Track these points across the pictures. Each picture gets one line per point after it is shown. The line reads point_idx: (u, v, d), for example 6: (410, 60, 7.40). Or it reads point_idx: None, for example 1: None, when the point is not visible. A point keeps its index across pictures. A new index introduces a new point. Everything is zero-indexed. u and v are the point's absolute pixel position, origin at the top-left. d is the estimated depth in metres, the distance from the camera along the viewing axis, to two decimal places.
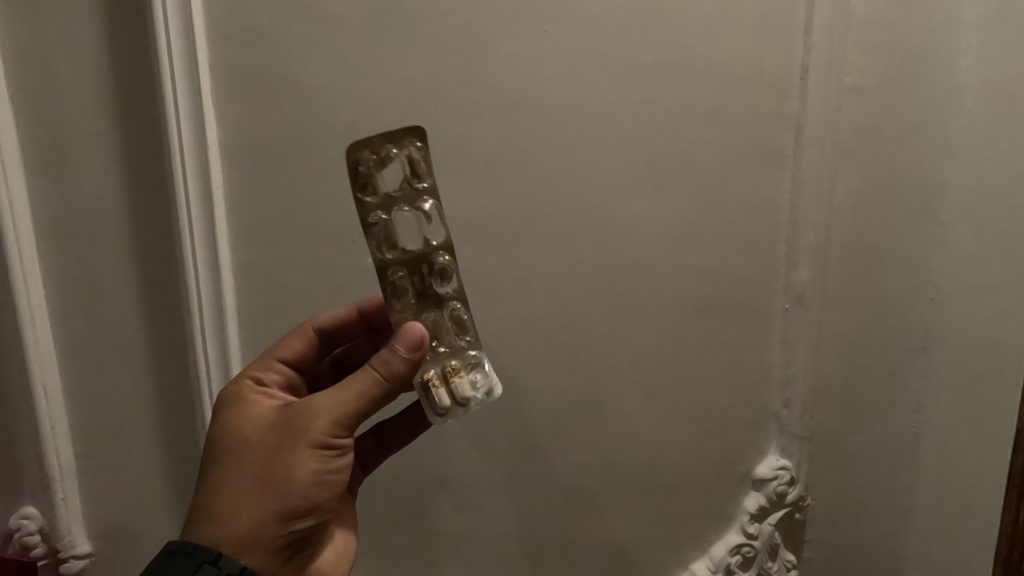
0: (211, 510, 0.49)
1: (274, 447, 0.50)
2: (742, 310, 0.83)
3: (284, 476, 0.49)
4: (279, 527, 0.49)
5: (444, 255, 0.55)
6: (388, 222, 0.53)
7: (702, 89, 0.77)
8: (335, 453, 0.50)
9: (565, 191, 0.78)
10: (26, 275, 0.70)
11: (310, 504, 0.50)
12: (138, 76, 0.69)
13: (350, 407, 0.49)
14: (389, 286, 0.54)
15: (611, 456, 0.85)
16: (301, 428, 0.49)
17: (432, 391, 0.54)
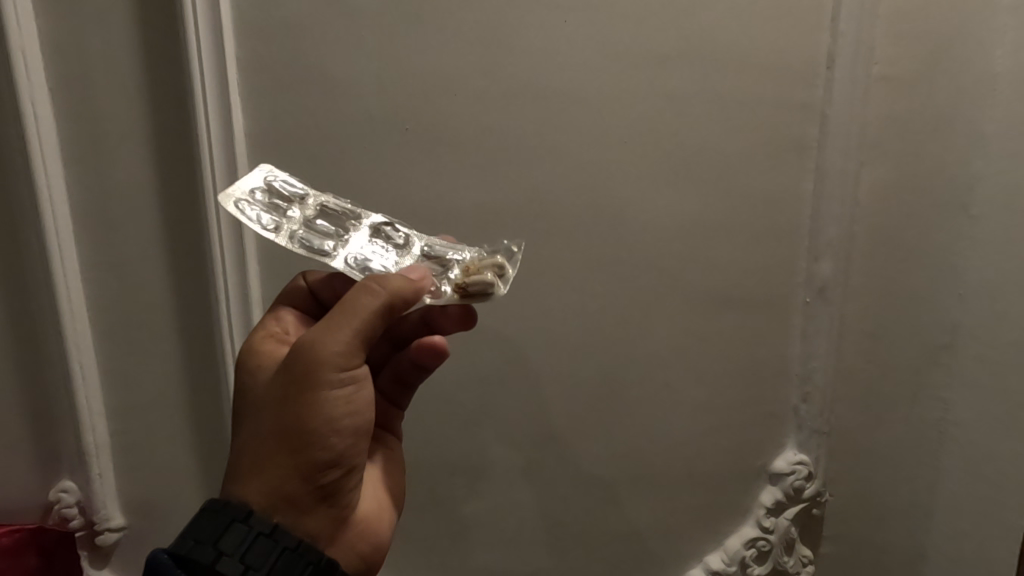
0: (241, 469, 0.50)
1: (284, 396, 0.49)
2: (761, 303, 0.82)
3: (301, 424, 0.49)
4: (306, 479, 0.49)
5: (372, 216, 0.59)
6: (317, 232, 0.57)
7: (724, 79, 0.76)
8: (348, 390, 0.50)
9: (583, 182, 0.78)
10: (64, 260, 0.73)
11: (334, 450, 0.50)
12: (168, 68, 0.71)
13: (354, 338, 0.49)
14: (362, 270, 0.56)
15: (626, 446, 0.86)
16: (309, 375, 0.49)
17: (469, 287, 0.54)
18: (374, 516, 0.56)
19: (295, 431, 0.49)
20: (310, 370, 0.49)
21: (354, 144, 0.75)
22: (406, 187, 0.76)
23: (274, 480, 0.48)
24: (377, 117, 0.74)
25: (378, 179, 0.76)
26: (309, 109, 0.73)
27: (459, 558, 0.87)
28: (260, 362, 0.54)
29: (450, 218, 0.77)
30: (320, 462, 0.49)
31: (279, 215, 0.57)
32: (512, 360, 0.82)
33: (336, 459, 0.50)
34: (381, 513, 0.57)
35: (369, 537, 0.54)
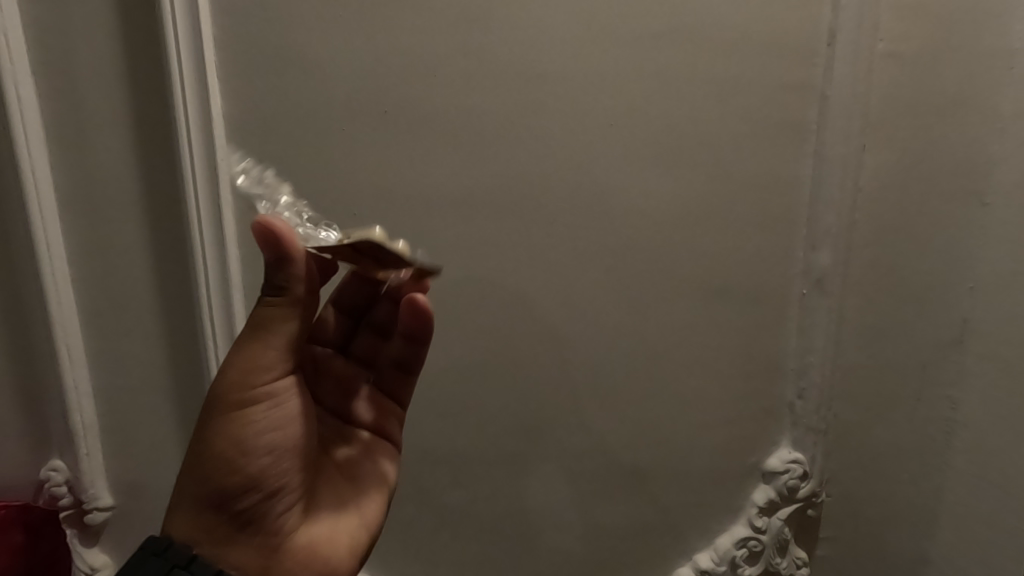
0: (173, 501, 0.53)
1: (205, 425, 0.53)
2: (755, 294, 0.79)
3: (217, 448, 0.52)
4: (223, 501, 0.52)
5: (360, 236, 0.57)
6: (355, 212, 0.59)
7: (718, 57, 0.73)
8: (265, 405, 0.53)
9: (567, 165, 0.75)
10: (49, 243, 0.74)
11: (252, 468, 0.52)
12: (147, 50, 0.71)
13: (259, 352, 0.51)
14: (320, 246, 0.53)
15: (613, 439, 0.83)
16: (225, 394, 0.52)
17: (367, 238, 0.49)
18: (322, 542, 0.55)
19: (213, 452, 0.52)
20: (224, 394, 0.52)
21: (331, 126, 0.73)
22: (385, 170, 0.74)
23: (196, 502, 0.52)
24: (355, 99, 0.73)
25: (357, 162, 0.74)
26: (287, 91, 0.72)
27: (441, 549, 0.86)
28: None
29: (431, 201, 0.76)
30: (236, 483, 0.52)
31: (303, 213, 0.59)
32: (494, 348, 0.80)
33: (255, 478, 0.52)
34: (335, 537, 0.55)
35: (312, 563, 0.53)
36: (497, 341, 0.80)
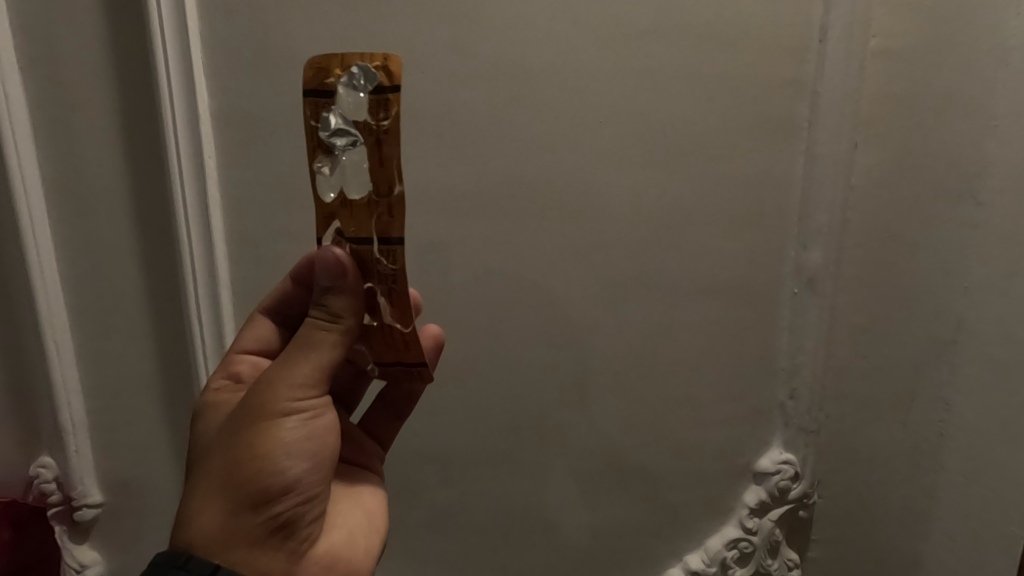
0: (189, 512, 0.49)
1: (237, 432, 0.50)
2: (746, 293, 0.78)
3: (252, 456, 0.49)
4: (256, 511, 0.49)
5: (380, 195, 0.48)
6: (349, 87, 0.47)
7: (708, 55, 0.72)
8: (305, 415, 0.51)
9: (554, 162, 0.75)
10: (37, 239, 0.74)
11: (288, 479, 0.50)
12: (135, 48, 0.71)
13: (306, 364, 0.50)
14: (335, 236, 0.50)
15: (603, 438, 0.83)
16: (266, 402, 0.50)
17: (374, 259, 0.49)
18: (346, 548, 0.55)
19: (243, 462, 0.49)
20: (263, 401, 0.50)
21: None
22: None
23: (220, 514, 0.48)
24: None
25: None
26: (274, 87, 0.72)
27: (430, 548, 0.86)
28: (218, 407, 0.56)
29: (418, 199, 0.75)
30: (269, 493, 0.49)
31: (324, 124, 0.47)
32: (483, 347, 0.80)
33: (291, 488, 0.50)
34: (356, 542, 0.57)
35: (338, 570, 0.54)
36: (486, 340, 0.80)
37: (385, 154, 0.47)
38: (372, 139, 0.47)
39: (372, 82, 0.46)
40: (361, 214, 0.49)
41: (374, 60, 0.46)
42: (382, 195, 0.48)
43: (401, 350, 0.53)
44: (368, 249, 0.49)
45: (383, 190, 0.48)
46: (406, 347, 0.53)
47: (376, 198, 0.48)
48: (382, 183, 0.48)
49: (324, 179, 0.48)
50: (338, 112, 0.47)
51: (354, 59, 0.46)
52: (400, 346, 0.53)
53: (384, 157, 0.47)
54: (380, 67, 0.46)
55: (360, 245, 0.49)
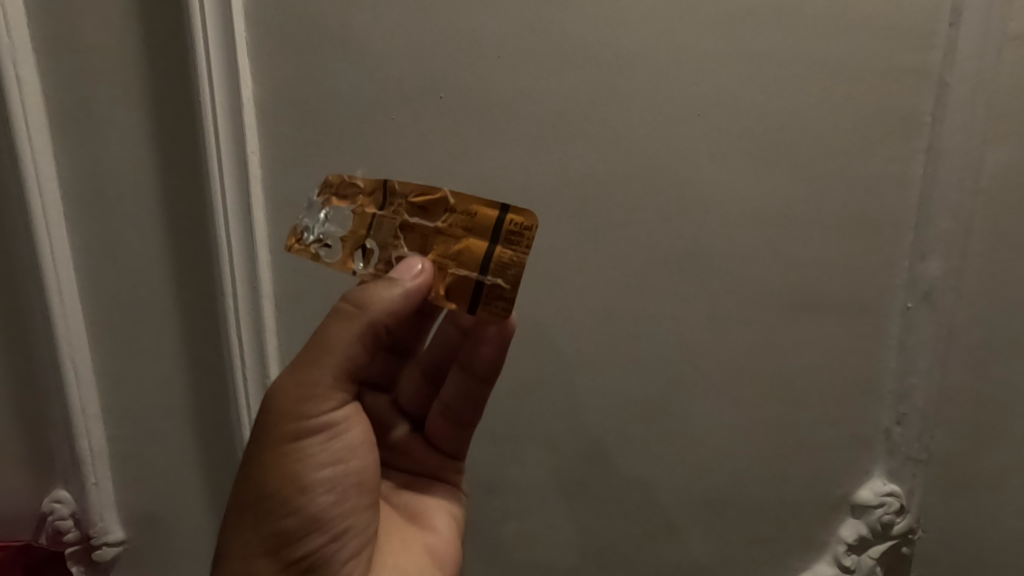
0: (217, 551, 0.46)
1: (250, 462, 0.46)
2: (852, 308, 0.70)
3: (264, 491, 0.45)
4: (276, 550, 0.45)
5: (371, 191, 0.46)
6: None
7: (822, 39, 0.63)
8: (321, 437, 0.46)
9: (645, 159, 0.66)
10: (53, 246, 0.65)
11: (305, 513, 0.45)
12: (165, 23, 0.61)
13: (316, 375, 0.45)
14: (366, 258, 0.46)
15: (686, 468, 0.75)
16: (273, 426, 0.45)
17: (389, 204, 0.46)
18: None
19: (253, 503, 0.45)
20: (272, 425, 0.45)
21: (378, 114, 0.64)
22: (438, 165, 0.65)
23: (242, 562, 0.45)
24: (408, 84, 0.63)
25: (409, 157, 0.65)
26: (331, 74, 0.63)
27: None
28: None
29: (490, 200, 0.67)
30: (286, 529, 0.45)
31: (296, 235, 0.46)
32: (556, 366, 0.72)
33: (312, 528, 0.45)
34: None
35: None
36: (560, 358, 0.71)
37: (344, 188, 0.47)
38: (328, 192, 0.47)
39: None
40: (360, 223, 0.46)
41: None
42: (355, 194, 0.47)
43: (465, 259, 0.44)
44: (377, 216, 0.46)
45: (359, 191, 0.47)
46: (468, 242, 0.44)
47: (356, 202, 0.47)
48: (350, 189, 0.47)
49: (333, 255, 0.46)
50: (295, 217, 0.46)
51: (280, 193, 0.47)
52: (464, 254, 0.44)
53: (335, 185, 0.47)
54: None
55: (372, 217, 0.46)
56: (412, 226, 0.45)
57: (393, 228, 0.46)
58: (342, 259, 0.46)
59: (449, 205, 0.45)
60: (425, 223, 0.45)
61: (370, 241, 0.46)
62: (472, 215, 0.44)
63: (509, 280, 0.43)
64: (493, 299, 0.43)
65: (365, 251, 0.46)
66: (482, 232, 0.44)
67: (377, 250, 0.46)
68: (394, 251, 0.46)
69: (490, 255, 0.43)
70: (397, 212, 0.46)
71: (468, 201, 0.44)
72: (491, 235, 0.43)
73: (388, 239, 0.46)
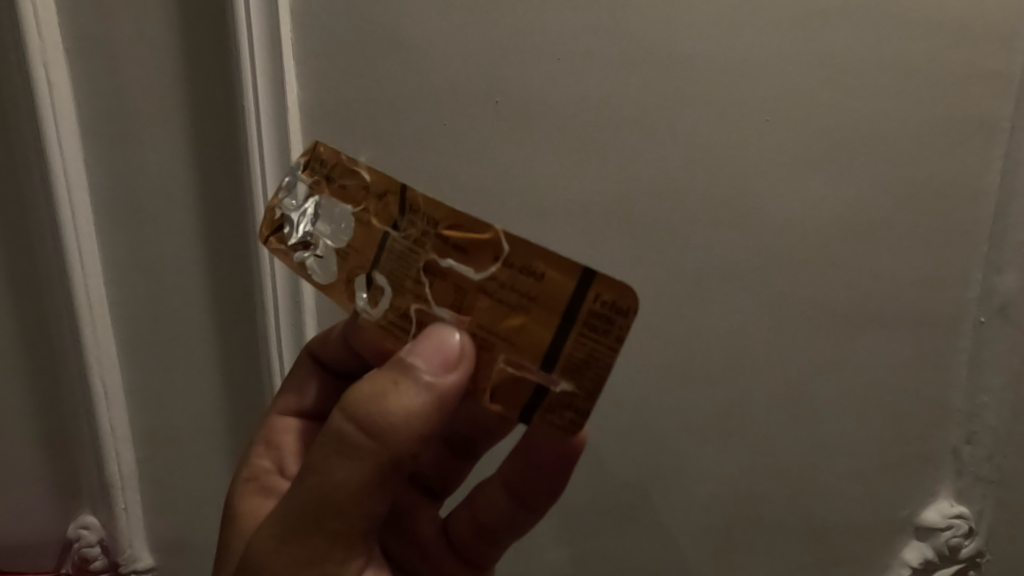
0: None
1: None
2: (922, 323, 0.67)
3: None
4: None
5: (381, 199, 0.38)
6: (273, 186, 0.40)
7: (900, 41, 0.60)
8: None
9: (712, 167, 0.63)
10: (83, 260, 0.61)
11: None
12: (205, 23, 0.57)
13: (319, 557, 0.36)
14: (369, 288, 0.38)
15: (745, 489, 0.72)
16: None
17: (414, 241, 0.37)
18: None
19: None
20: None
21: (431, 121, 0.61)
22: (493, 173, 0.62)
23: None
24: (462, 88, 0.60)
25: (463, 165, 0.62)
26: (383, 78, 0.59)
27: None
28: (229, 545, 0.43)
29: (547, 210, 0.63)
30: None
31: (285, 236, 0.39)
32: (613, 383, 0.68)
33: None
34: None
35: None
36: (616, 376, 0.68)
37: (346, 180, 0.38)
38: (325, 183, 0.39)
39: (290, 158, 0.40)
40: (367, 247, 0.38)
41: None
42: (360, 194, 0.38)
43: (523, 344, 0.35)
44: (393, 240, 0.37)
45: (367, 191, 0.38)
46: (528, 318, 0.35)
47: (361, 205, 0.38)
48: (354, 186, 0.38)
49: (321, 272, 0.39)
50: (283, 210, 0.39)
51: None
52: (520, 335, 0.35)
53: (335, 174, 0.39)
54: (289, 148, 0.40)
55: (387, 247, 0.37)
56: (445, 270, 0.36)
57: (417, 267, 0.37)
58: (340, 286, 0.39)
59: (503, 257, 0.35)
60: (467, 272, 0.36)
61: (381, 275, 0.38)
62: (538, 277, 0.34)
63: (586, 386, 0.34)
64: (559, 407, 0.35)
65: (371, 285, 0.38)
66: (547, 307, 0.34)
67: (389, 287, 0.38)
68: (415, 302, 0.37)
69: (560, 345, 0.34)
70: (416, 240, 0.37)
71: (532, 253, 0.34)
72: (560, 314, 0.34)
73: (407, 280, 0.37)
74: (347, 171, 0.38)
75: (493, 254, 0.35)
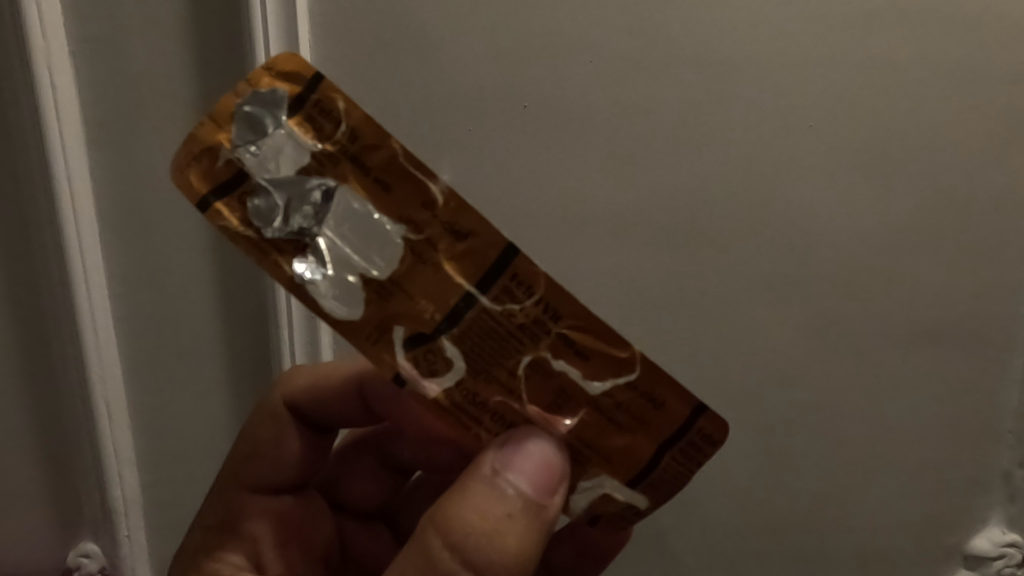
0: None
1: None
2: (973, 340, 0.64)
3: None
4: None
5: (455, 240, 0.33)
6: (248, 137, 0.32)
7: (952, 43, 0.57)
8: None
9: (752, 176, 0.59)
10: (88, 274, 0.58)
11: None
12: (219, 25, 0.54)
13: None
14: (425, 352, 0.35)
15: (783, 516, 0.68)
16: None
17: (519, 325, 0.34)
18: None
19: None
20: None
21: (456, 128, 0.57)
22: (521, 183, 0.59)
23: None
24: (487, 92, 0.57)
25: (489, 175, 0.59)
26: (406, 83, 0.56)
27: None
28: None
29: (578, 222, 0.60)
30: None
31: (258, 212, 0.33)
32: None
33: None
34: None
35: None
36: None
37: (390, 180, 0.33)
38: (355, 170, 0.33)
39: (284, 103, 0.32)
40: (434, 299, 0.34)
41: (259, 82, 0.32)
42: (426, 220, 0.33)
43: (622, 463, 0.36)
44: (482, 309, 0.34)
45: (437, 222, 0.33)
46: (635, 439, 0.36)
47: (424, 235, 0.33)
48: (421, 210, 0.33)
49: (325, 291, 0.33)
50: (260, 178, 0.33)
51: (234, 106, 0.32)
52: (620, 455, 0.36)
53: (381, 174, 0.33)
54: (276, 81, 0.32)
55: (469, 313, 0.34)
56: (557, 375, 0.35)
57: (519, 357, 0.35)
58: (369, 324, 0.34)
59: (632, 381, 0.35)
60: (581, 382, 0.35)
61: (449, 342, 0.35)
62: (658, 405, 0.35)
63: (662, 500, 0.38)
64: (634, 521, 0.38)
65: (432, 350, 0.35)
66: (651, 435, 0.36)
67: (462, 362, 0.35)
68: (502, 395, 0.36)
69: (655, 469, 0.36)
70: (518, 322, 0.34)
71: (659, 381, 0.35)
72: (661, 443, 0.36)
73: (500, 369, 0.35)
74: (409, 181, 0.33)
75: (620, 375, 0.35)
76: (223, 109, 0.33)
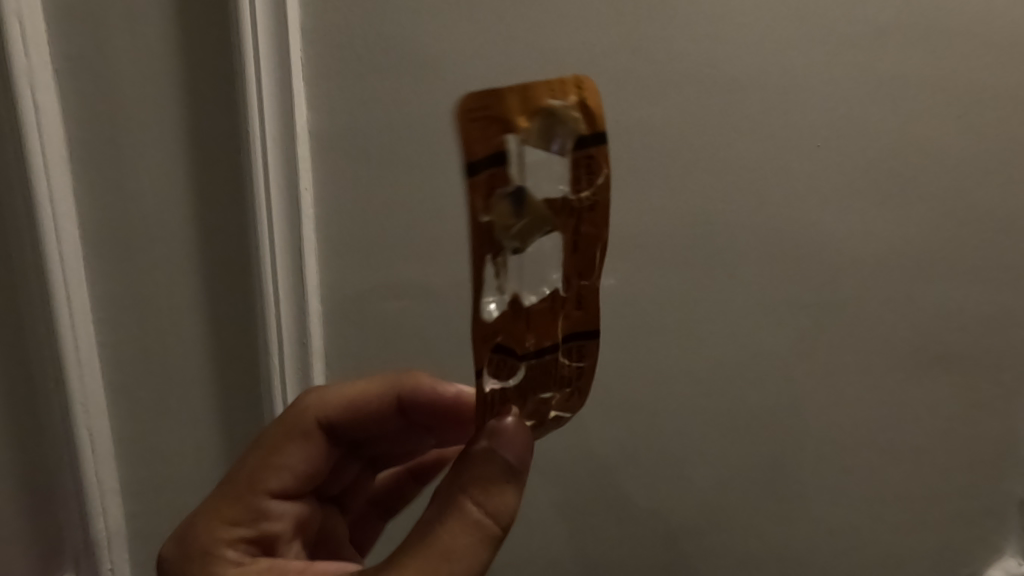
0: None
1: None
2: (985, 367, 0.62)
3: None
4: None
5: (577, 308, 0.34)
6: (539, 138, 0.30)
7: (961, 64, 0.56)
8: None
9: (757, 200, 0.58)
10: (71, 300, 0.56)
11: None
12: (208, 46, 0.52)
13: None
14: (500, 360, 0.33)
15: (791, 547, 0.66)
16: None
17: (563, 379, 0.35)
18: None
19: None
20: None
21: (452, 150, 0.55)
22: None
23: None
24: None
25: None
26: (401, 103, 0.54)
27: None
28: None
29: None
30: None
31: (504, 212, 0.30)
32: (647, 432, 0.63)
33: None
34: None
35: None
36: (649, 424, 0.63)
37: (582, 251, 0.33)
38: (569, 223, 0.32)
39: (579, 135, 0.31)
40: (537, 335, 0.33)
41: (570, 95, 0.31)
42: (574, 286, 0.33)
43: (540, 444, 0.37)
44: (557, 362, 0.34)
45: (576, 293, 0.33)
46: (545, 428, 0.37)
47: (566, 296, 0.33)
48: (577, 279, 0.33)
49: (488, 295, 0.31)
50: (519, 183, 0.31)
51: (544, 100, 0.30)
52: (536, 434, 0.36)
53: (583, 243, 0.33)
54: (582, 107, 0.31)
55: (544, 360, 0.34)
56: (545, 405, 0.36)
57: (543, 392, 0.35)
58: (484, 327, 0.32)
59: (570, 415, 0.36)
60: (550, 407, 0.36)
61: (524, 368, 0.34)
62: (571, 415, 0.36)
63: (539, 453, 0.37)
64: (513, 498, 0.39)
65: (506, 361, 0.33)
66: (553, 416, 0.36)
67: (518, 382, 0.34)
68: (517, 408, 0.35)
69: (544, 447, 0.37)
70: (569, 381, 0.35)
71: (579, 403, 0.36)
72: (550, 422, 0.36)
73: (529, 398, 0.35)
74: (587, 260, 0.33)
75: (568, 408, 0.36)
76: (537, 98, 0.30)
